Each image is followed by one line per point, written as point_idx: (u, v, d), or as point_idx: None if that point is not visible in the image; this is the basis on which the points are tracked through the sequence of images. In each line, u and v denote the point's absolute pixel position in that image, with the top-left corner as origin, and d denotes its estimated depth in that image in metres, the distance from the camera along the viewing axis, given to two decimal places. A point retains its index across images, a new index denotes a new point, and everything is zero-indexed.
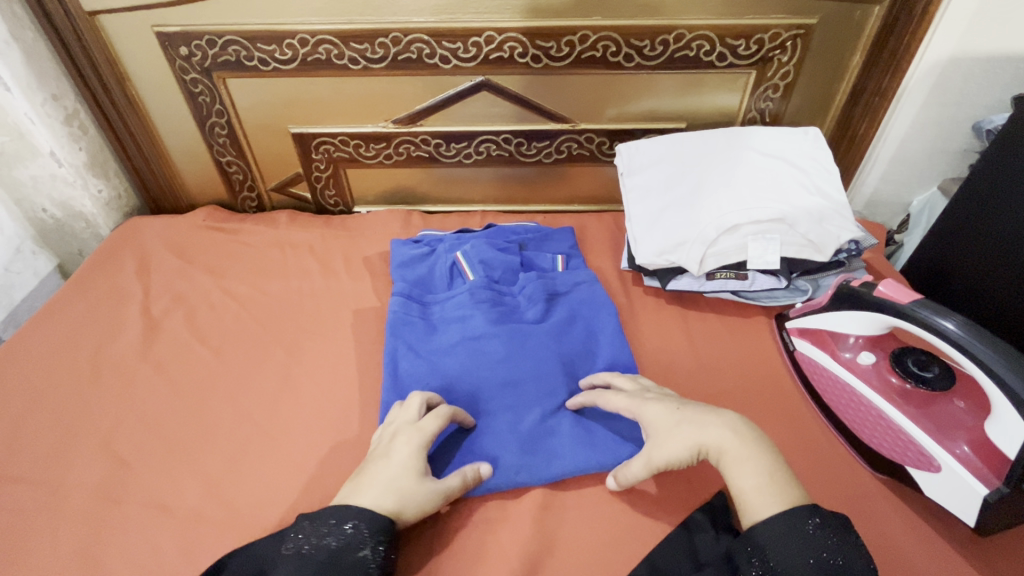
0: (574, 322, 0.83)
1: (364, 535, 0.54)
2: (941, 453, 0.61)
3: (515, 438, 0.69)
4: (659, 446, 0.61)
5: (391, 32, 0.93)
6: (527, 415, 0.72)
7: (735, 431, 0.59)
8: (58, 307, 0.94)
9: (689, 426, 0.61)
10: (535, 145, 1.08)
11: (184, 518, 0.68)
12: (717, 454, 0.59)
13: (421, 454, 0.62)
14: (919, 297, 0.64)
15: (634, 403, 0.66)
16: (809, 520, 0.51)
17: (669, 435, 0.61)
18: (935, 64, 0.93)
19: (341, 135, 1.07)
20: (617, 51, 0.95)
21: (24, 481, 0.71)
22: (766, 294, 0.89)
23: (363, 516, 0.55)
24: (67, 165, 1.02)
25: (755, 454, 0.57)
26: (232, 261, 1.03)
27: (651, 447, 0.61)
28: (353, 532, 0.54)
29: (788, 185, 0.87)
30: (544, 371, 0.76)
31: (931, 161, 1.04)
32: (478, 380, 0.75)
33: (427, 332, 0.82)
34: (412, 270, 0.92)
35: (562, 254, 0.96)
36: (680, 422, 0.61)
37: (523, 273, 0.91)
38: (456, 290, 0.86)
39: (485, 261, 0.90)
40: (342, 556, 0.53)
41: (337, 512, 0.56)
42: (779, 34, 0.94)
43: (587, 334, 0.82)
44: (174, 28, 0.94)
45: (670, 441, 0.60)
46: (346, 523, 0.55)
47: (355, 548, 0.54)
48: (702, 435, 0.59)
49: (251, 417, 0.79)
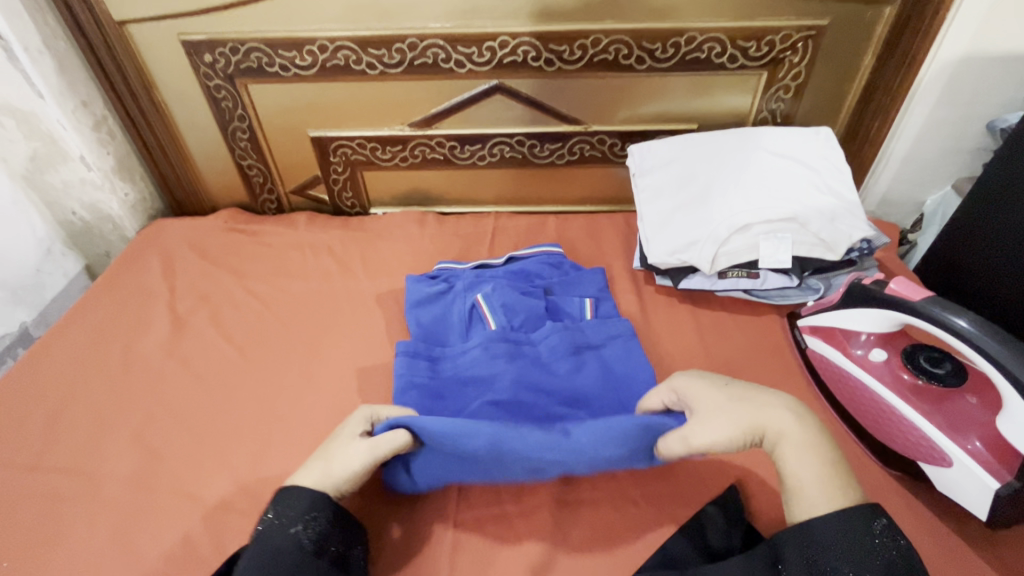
0: (608, 379, 0.77)
1: (299, 513, 0.56)
2: (953, 448, 0.61)
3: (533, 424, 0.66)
4: (710, 423, 0.58)
5: (407, 38, 0.95)
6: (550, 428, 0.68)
7: (788, 416, 0.59)
8: (89, 305, 0.97)
9: (740, 407, 0.59)
10: (547, 147, 1.10)
11: (212, 508, 0.70)
12: (771, 438, 0.58)
13: (364, 425, 0.64)
14: (931, 295, 0.65)
15: (680, 379, 0.65)
16: (876, 518, 0.52)
17: (725, 412, 0.59)
18: (949, 62, 0.93)
19: (358, 138, 1.10)
20: (629, 54, 0.97)
21: (60, 470, 0.75)
22: (778, 293, 0.90)
23: (294, 496, 0.57)
24: (96, 169, 1.06)
25: (819, 443, 0.57)
26: (254, 261, 1.06)
27: (703, 423, 0.58)
28: (290, 510, 0.56)
29: (800, 186, 0.88)
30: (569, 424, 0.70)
31: (945, 158, 1.04)
32: None
33: (438, 398, 0.74)
34: (427, 310, 0.87)
35: (591, 299, 0.90)
36: (730, 400, 0.60)
37: (547, 321, 0.84)
38: (471, 342, 0.79)
39: (507, 306, 0.84)
40: (276, 536, 0.55)
41: (274, 498, 0.58)
42: (789, 36, 0.95)
43: (617, 390, 0.76)
44: (199, 36, 0.98)
45: (725, 421, 0.58)
46: (284, 504, 0.57)
47: (290, 526, 0.56)
48: (757, 416, 0.58)
49: (274, 411, 0.81)
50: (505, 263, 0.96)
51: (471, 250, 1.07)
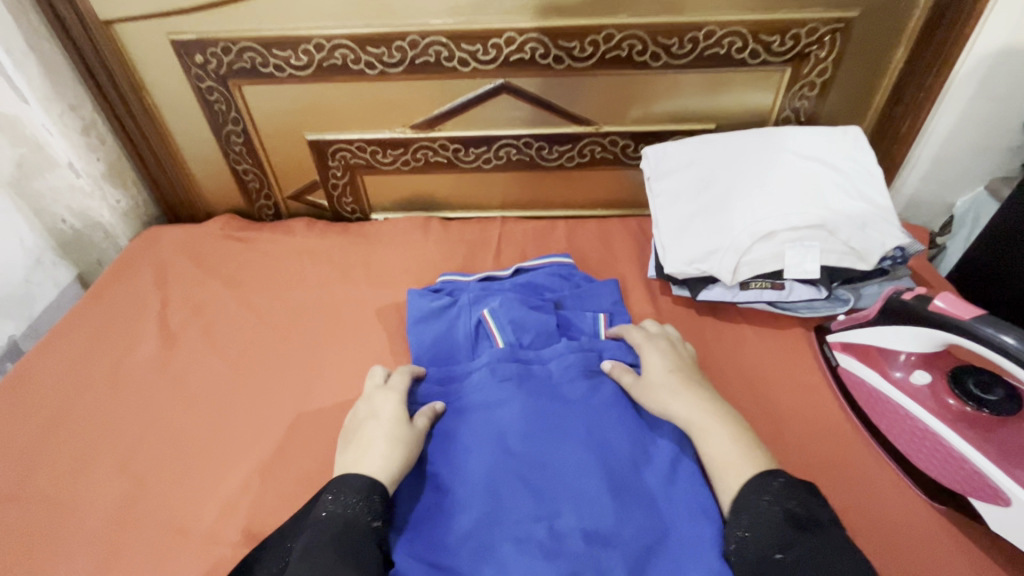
0: (625, 404, 0.70)
1: (373, 505, 0.58)
2: (1009, 484, 0.57)
3: (549, 554, 0.57)
4: (641, 387, 0.71)
5: (408, 35, 0.90)
6: (568, 529, 0.59)
7: (696, 411, 0.67)
8: (77, 319, 0.93)
9: (664, 391, 0.70)
10: (556, 149, 1.05)
11: (201, 541, 0.67)
12: (684, 426, 0.67)
13: (400, 401, 0.70)
14: (982, 313, 0.59)
15: (646, 343, 0.76)
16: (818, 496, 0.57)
17: (651, 388, 0.71)
18: (987, 54, 0.87)
19: (357, 142, 1.05)
20: (644, 50, 0.91)
21: (41, 500, 0.71)
22: (805, 304, 0.84)
23: (373, 486, 0.60)
24: (85, 175, 1.02)
25: (719, 431, 0.65)
26: (250, 271, 1.01)
27: (636, 385, 0.72)
28: (362, 501, 0.58)
29: (826, 189, 0.82)
30: (592, 521, 0.59)
31: (978, 159, 0.98)
32: (507, 489, 0.62)
33: (447, 421, 0.70)
34: (430, 327, 0.82)
35: (604, 313, 0.84)
36: (667, 387, 0.70)
37: (558, 338, 0.78)
38: (478, 360, 0.75)
39: (515, 321, 0.78)
40: (356, 523, 0.56)
41: (349, 481, 0.60)
42: (816, 29, 0.89)
43: (636, 437, 0.67)
44: (189, 36, 0.93)
45: (651, 392, 0.70)
46: (358, 493, 0.59)
47: (368, 518, 0.57)
48: (671, 403, 0.68)
49: (269, 434, 0.77)
50: (512, 275, 0.90)
51: (476, 257, 1.01)
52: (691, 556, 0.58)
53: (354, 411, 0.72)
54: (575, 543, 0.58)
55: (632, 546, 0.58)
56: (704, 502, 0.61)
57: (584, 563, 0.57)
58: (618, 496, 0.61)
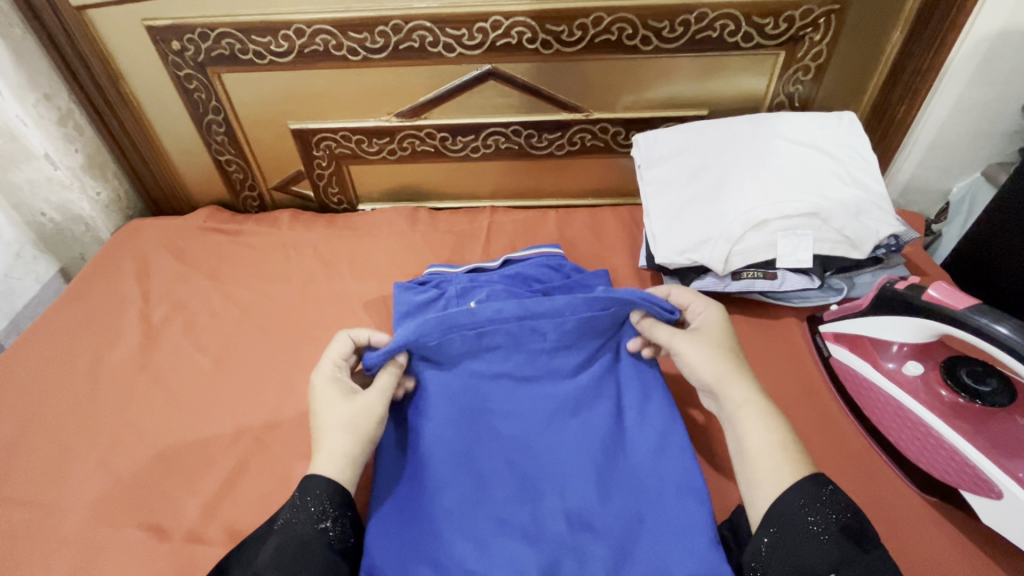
0: (608, 387, 0.69)
1: (324, 509, 0.56)
2: (1001, 478, 0.56)
3: (532, 545, 0.58)
4: (699, 352, 0.65)
5: (391, 20, 0.87)
6: (552, 518, 0.60)
7: (754, 393, 0.62)
8: (57, 314, 0.91)
9: (725, 361, 0.64)
10: (546, 136, 1.02)
11: (182, 539, 0.66)
12: (731, 407, 0.61)
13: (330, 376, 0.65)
14: (977, 303, 0.57)
15: (701, 302, 0.72)
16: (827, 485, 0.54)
17: (711, 352, 0.65)
18: (986, 36, 0.84)
19: (342, 131, 1.02)
20: (634, 34, 0.89)
21: (21, 501, 0.70)
22: (797, 294, 0.82)
23: (321, 488, 0.56)
24: (62, 167, 0.99)
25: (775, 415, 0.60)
26: (233, 264, 0.99)
27: (691, 342, 0.66)
28: (313, 506, 0.56)
29: (820, 176, 0.81)
30: (576, 507, 0.60)
31: (974, 145, 0.96)
32: (493, 480, 0.62)
33: (432, 393, 0.67)
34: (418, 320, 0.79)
35: None
36: (724, 355, 0.64)
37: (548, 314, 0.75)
38: None
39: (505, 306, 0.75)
40: (303, 530, 0.55)
41: (301, 486, 0.57)
42: (811, 11, 0.86)
43: (618, 418, 0.67)
44: (164, 22, 0.90)
45: (710, 356, 0.64)
46: (308, 496, 0.56)
47: (318, 522, 0.55)
48: (731, 379, 0.62)
49: (253, 430, 0.76)
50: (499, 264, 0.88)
51: (464, 249, 0.99)
52: (674, 536, 0.58)
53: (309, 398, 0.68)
54: (559, 528, 0.59)
55: (616, 531, 0.59)
56: (692, 479, 0.61)
57: (566, 548, 0.58)
58: (601, 487, 0.62)
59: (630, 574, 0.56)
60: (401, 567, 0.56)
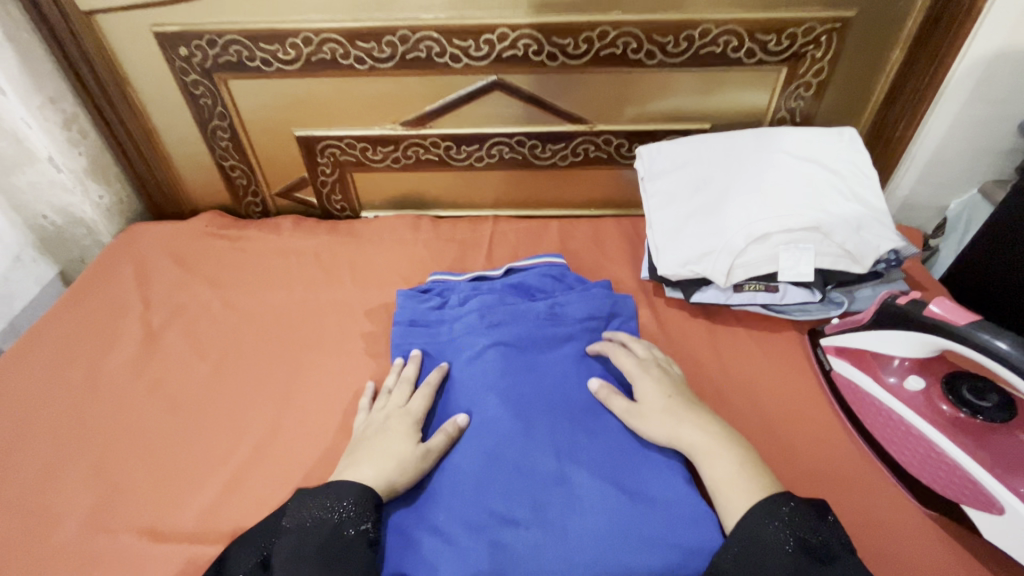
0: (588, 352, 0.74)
1: (362, 510, 0.58)
2: (1004, 494, 0.56)
3: (524, 485, 0.61)
4: (642, 419, 0.65)
5: (398, 30, 0.88)
6: (541, 459, 0.63)
7: (706, 432, 0.63)
8: (56, 317, 0.91)
9: (667, 419, 0.64)
10: (549, 148, 1.03)
11: (179, 543, 0.66)
12: (686, 452, 0.63)
13: (409, 429, 0.66)
14: (978, 318, 0.58)
15: (637, 370, 0.70)
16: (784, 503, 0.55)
17: (653, 415, 0.65)
18: (982, 56, 0.86)
19: (347, 138, 1.03)
20: (639, 48, 0.90)
21: (17, 504, 0.69)
22: (798, 308, 0.83)
23: (358, 492, 0.58)
24: (66, 171, 0.99)
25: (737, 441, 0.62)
26: (235, 269, 0.99)
27: (635, 414, 0.66)
28: (350, 507, 0.57)
29: (822, 191, 0.81)
30: (564, 445, 0.64)
31: (974, 162, 0.97)
32: (485, 425, 0.65)
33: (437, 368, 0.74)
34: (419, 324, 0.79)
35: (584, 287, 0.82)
36: (670, 414, 0.65)
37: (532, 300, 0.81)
38: (465, 311, 0.78)
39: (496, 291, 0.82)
40: (342, 529, 0.56)
41: (334, 491, 0.59)
42: (813, 28, 0.88)
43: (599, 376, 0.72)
44: (172, 28, 0.90)
45: (656, 422, 0.64)
46: (343, 499, 0.58)
47: (355, 523, 0.57)
48: (679, 430, 0.63)
49: (252, 436, 0.75)
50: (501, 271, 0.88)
51: (467, 257, 1.00)
52: (656, 474, 0.62)
53: (366, 425, 0.70)
54: (550, 465, 0.62)
55: (603, 467, 0.63)
56: None
57: (555, 487, 0.61)
58: (585, 433, 0.65)
59: (619, 510, 0.59)
60: (419, 520, 0.60)
